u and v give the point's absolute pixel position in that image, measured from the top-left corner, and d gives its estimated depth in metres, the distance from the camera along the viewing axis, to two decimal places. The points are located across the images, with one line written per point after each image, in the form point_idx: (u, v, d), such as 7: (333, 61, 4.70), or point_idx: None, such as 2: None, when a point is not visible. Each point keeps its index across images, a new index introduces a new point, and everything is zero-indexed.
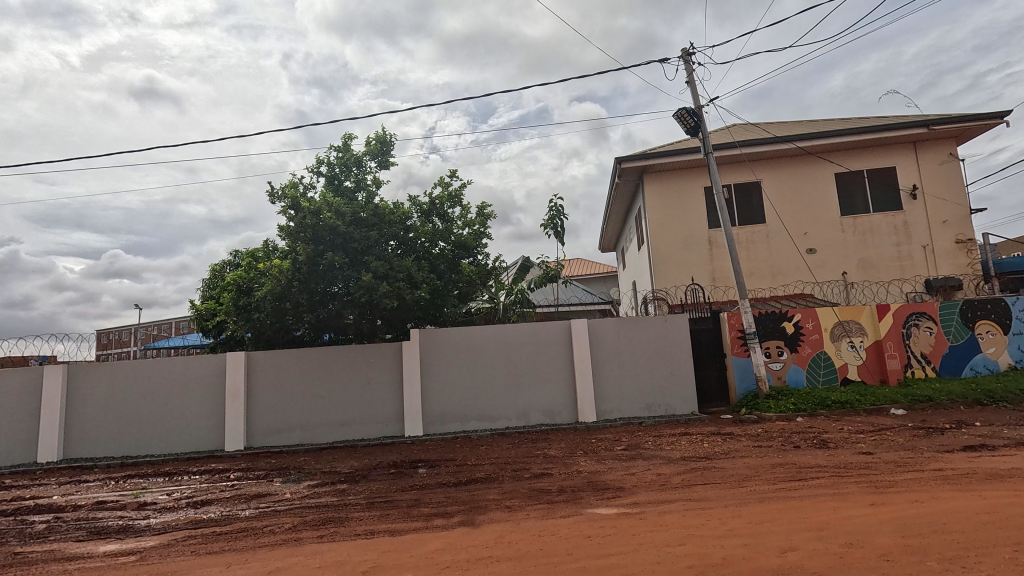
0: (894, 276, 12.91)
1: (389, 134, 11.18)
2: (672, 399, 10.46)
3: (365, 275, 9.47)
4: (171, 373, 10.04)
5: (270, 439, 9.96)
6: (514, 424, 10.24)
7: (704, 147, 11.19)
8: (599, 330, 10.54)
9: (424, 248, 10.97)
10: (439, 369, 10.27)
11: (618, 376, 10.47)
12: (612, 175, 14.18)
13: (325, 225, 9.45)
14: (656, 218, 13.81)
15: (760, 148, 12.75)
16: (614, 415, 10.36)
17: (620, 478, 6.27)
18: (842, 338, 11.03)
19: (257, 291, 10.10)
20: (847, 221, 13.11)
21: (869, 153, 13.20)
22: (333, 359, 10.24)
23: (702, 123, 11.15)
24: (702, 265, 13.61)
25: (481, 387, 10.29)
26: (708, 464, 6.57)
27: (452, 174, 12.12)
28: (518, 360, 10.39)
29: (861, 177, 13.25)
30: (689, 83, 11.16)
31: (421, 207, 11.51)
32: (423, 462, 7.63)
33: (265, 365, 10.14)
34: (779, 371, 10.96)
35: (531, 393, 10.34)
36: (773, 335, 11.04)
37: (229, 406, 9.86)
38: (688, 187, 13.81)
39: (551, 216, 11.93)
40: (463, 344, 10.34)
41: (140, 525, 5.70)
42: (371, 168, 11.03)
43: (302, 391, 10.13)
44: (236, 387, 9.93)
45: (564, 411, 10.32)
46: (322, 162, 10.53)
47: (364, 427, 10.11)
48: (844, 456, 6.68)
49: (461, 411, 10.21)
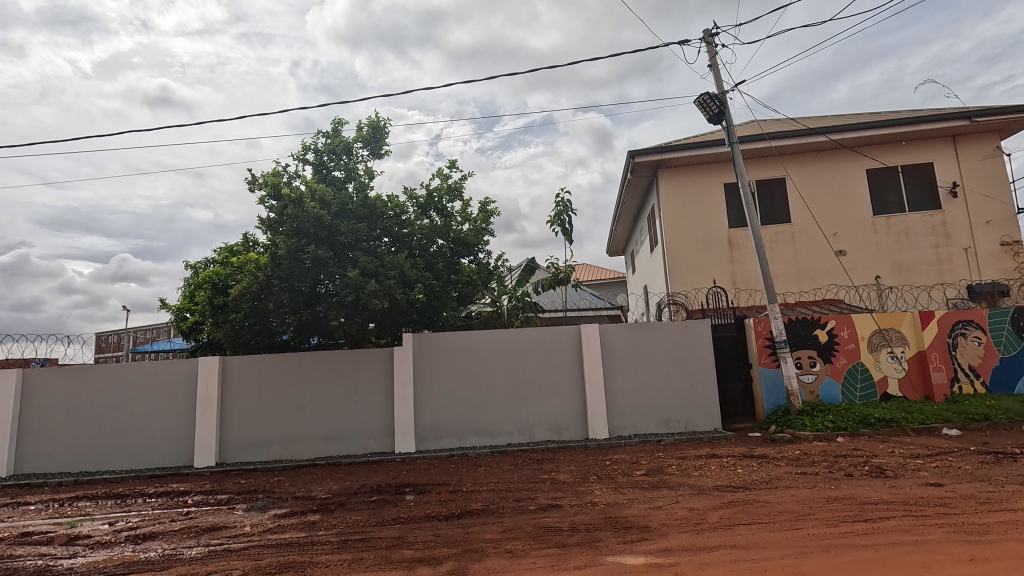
0: (932, 281, 11.84)
1: (383, 119, 10.27)
2: (692, 413, 9.42)
3: (352, 272, 8.48)
4: (137, 380, 9.06)
5: (245, 454, 8.96)
6: (518, 440, 9.20)
7: (727, 137, 10.17)
8: (612, 337, 9.50)
9: (420, 244, 9.99)
10: (434, 378, 9.26)
11: (632, 388, 9.42)
12: (624, 171, 13.19)
13: (309, 215, 8.50)
14: (671, 216, 12.80)
15: (788, 142, 11.73)
16: (628, 431, 9.32)
17: (644, 514, 5.21)
18: (881, 348, 9.96)
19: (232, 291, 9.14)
20: (880, 222, 12.08)
21: (905, 147, 12.18)
22: (318, 366, 9.25)
23: (725, 110, 10.17)
24: (722, 268, 12.57)
25: (480, 399, 9.27)
26: (750, 496, 5.52)
27: (451, 166, 11.22)
28: (521, 369, 9.37)
29: (895, 173, 12.21)
30: (711, 67, 10.22)
31: (417, 200, 10.59)
32: (411, 487, 6.58)
33: (241, 373, 9.15)
34: (811, 384, 9.87)
35: (535, 405, 9.30)
36: (804, 345, 9.97)
37: (200, 418, 8.89)
38: (706, 184, 12.83)
39: (558, 212, 10.93)
40: (460, 350, 9.33)
41: (60, 568, 4.65)
42: (363, 157, 10.08)
43: (282, 402, 9.13)
44: (209, 396, 8.96)
45: (573, 426, 9.28)
46: (308, 149, 9.57)
47: (350, 442, 9.09)
48: (910, 489, 5.60)
49: (458, 425, 9.19)
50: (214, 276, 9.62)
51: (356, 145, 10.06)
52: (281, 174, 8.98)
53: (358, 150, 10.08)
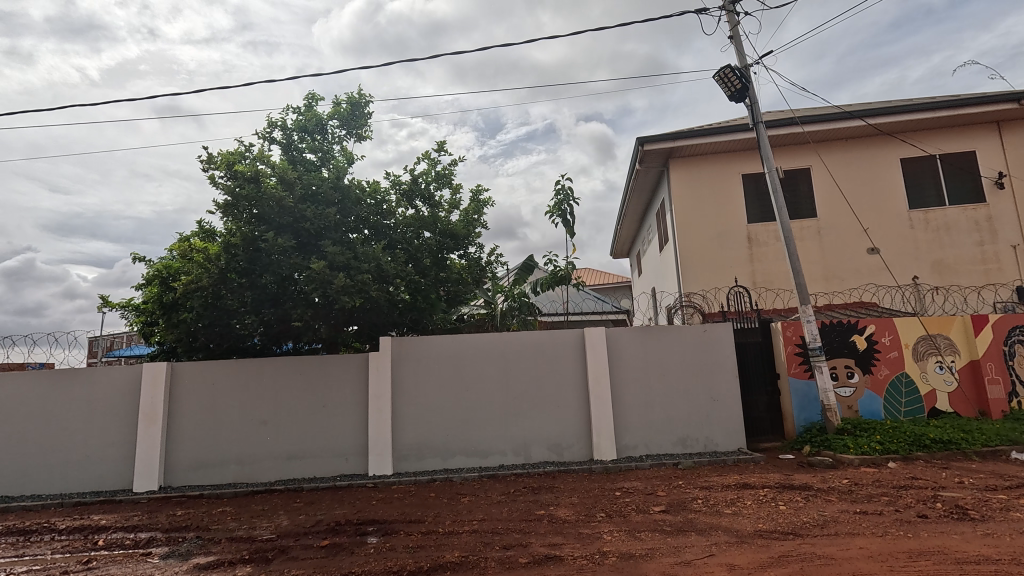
0: (976, 281, 10.61)
1: (364, 95, 9.08)
2: (713, 430, 8.17)
3: (317, 263, 7.26)
4: (72, 390, 7.85)
5: (194, 476, 7.73)
6: (511, 461, 7.95)
7: (751, 116, 8.97)
8: (620, 342, 8.26)
9: (403, 237, 8.83)
10: (415, 388, 8.03)
11: (644, 401, 8.17)
12: (631, 160, 12.00)
13: (268, 197, 7.30)
14: (684, 210, 11.60)
15: (816, 126, 10.56)
16: (639, 451, 8.06)
17: (671, 573, 3.96)
18: (929, 357, 8.71)
19: (179, 288, 7.91)
20: (917, 217, 10.87)
21: (944, 134, 10.98)
22: (282, 374, 8.03)
23: (749, 85, 8.96)
24: (741, 266, 11.36)
25: (468, 413, 8.03)
26: (803, 548, 4.25)
27: (440, 150, 10.07)
28: (516, 379, 8.13)
29: (934, 163, 10.99)
30: (733, 39, 9.06)
31: (400, 187, 9.44)
32: (375, 526, 5.33)
33: (193, 381, 7.94)
34: (848, 399, 8.60)
35: (532, 421, 8.06)
36: (840, 353, 8.73)
37: (142, 433, 7.68)
38: (723, 175, 11.65)
39: (559, 201, 9.72)
40: (447, 356, 8.11)
41: None
42: (339, 137, 8.90)
43: (239, 415, 7.91)
44: (154, 409, 7.74)
45: (575, 446, 8.03)
46: (275, 126, 8.38)
47: (317, 463, 7.86)
48: (1015, 540, 4.32)
49: (443, 444, 7.94)
50: (164, 271, 8.40)
51: (331, 122, 8.86)
52: (240, 150, 7.73)
53: (333, 129, 8.88)
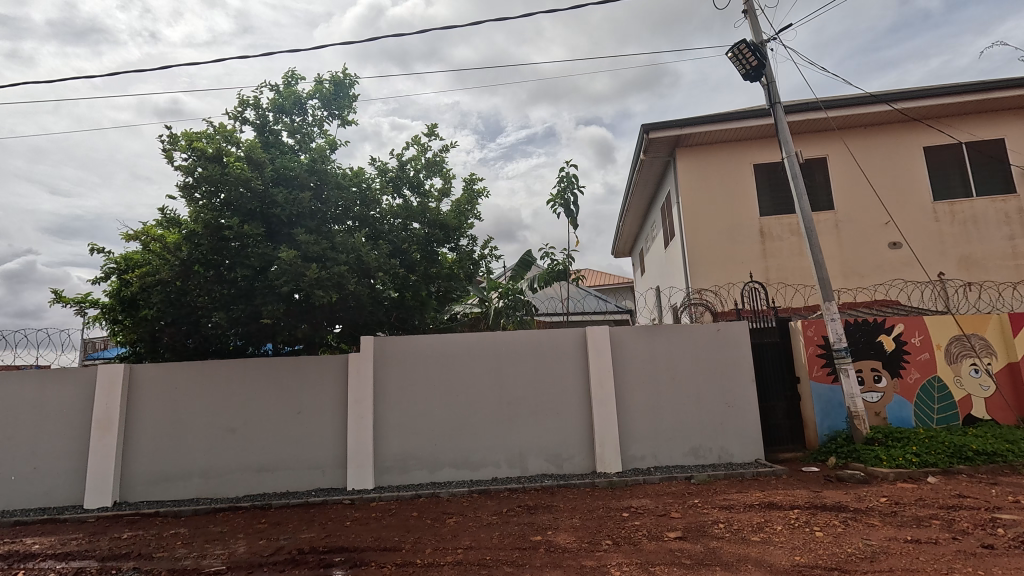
0: (1007, 278, 9.88)
1: (349, 74, 8.11)
2: (728, 440, 7.42)
3: (287, 253, 6.51)
4: (21, 395, 7.09)
5: (154, 490, 6.98)
6: (506, 474, 7.19)
7: (769, 97, 8.23)
8: (626, 342, 7.51)
9: (389, 228, 8.10)
10: (400, 393, 7.27)
11: (652, 407, 7.42)
12: (636, 149, 11.26)
13: (234, 180, 6.56)
14: (693, 202, 10.85)
15: (835, 111, 9.81)
16: (647, 462, 7.31)
17: None
18: (963, 359, 7.96)
19: (139, 283, 7.16)
20: (943, 209, 10.13)
21: (972, 121, 10.25)
22: (253, 377, 7.26)
23: (766, 62, 8.21)
24: (753, 261, 10.63)
25: (458, 420, 7.27)
26: None
27: (431, 135, 9.31)
28: (512, 383, 7.37)
29: (960, 152, 10.26)
30: (748, 13, 8.33)
31: (387, 174, 8.68)
32: (343, 556, 4.56)
33: (154, 385, 7.18)
34: (876, 405, 7.85)
35: (529, 428, 7.30)
36: (866, 355, 7.97)
37: (96, 443, 6.91)
38: (734, 165, 10.91)
39: (562, 188, 8.98)
40: (435, 357, 7.35)
41: None
42: (319, 119, 8.12)
43: (204, 423, 7.15)
44: (108, 415, 6.97)
45: (577, 457, 7.27)
46: (247, 105, 7.62)
47: (291, 475, 7.09)
48: None
49: (430, 454, 7.19)
50: (123, 263, 7.61)
51: (311, 102, 8.06)
52: (206, 130, 6.98)
53: (314, 110, 8.10)
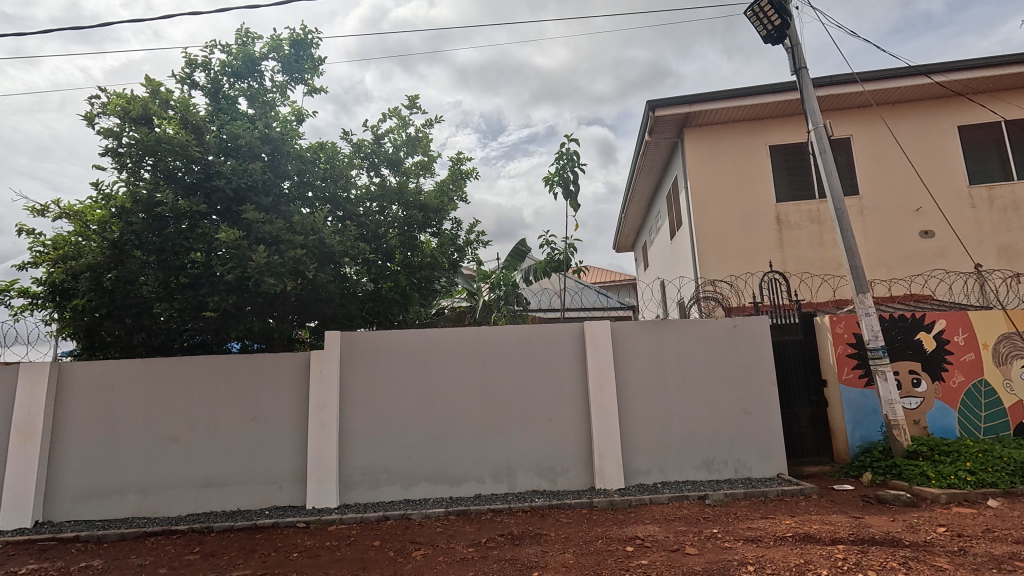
0: None
1: (312, 31, 7.10)
2: (746, 453, 6.45)
3: (230, 232, 5.57)
4: None
5: (83, 508, 6.05)
6: (490, 490, 6.23)
7: (793, 62, 7.24)
8: (630, 339, 6.53)
9: (361, 209, 7.12)
10: (370, 395, 6.31)
11: (659, 414, 6.45)
12: (642, 129, 10.28)
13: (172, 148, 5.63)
14: (703, 186, 9.86)
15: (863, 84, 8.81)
16: (653, 477, 6.35)
17: None
18: (1014, 360, 6.98)
19: (71, 270, 6.20)
20: (980, 194, 9.14)
21: (1012, 96, 9.25)
22: (200, 378, 6.30)
23: (790, 22, 7.22)
24: (770, 252, 9.65)
25: (436, 428, 6.31)
26: None
27: (413, 107, 8.32)
28: (497, 385, 6.41)
29: (1000, 130, 9.27)
30: None
31: (362, 149, 7.69)
32: None
33: (87, 386, 6.23)
34: (915, 412, 6.87)
35: (518, 438, 6.34)
36: (902, 355, 7.00)
37: (15, 455, 5.96)
38: (748, 145, 9.93)
39: (560, 166, 8.02)
40: (410, 354, 6.40)
41: None
42: (279, 83, 7.08)
43: (143, 430, 6.20)
44: (30, 422, 6.02)
45: (571, 471, 6.32)
46: (196, 65, 6.63)
47: (242, 491, 6.15)
48: None
49: (404, 467, 6.23)
50: (53, 247, 6.63)
51: (268, 62, 7.03)
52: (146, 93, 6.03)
53: (272, 73, 7.09)
